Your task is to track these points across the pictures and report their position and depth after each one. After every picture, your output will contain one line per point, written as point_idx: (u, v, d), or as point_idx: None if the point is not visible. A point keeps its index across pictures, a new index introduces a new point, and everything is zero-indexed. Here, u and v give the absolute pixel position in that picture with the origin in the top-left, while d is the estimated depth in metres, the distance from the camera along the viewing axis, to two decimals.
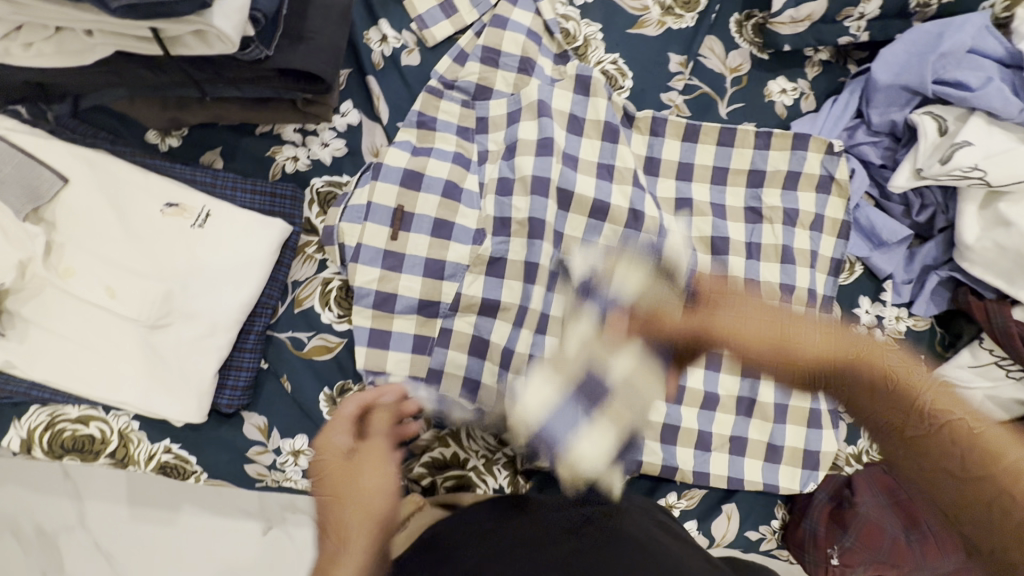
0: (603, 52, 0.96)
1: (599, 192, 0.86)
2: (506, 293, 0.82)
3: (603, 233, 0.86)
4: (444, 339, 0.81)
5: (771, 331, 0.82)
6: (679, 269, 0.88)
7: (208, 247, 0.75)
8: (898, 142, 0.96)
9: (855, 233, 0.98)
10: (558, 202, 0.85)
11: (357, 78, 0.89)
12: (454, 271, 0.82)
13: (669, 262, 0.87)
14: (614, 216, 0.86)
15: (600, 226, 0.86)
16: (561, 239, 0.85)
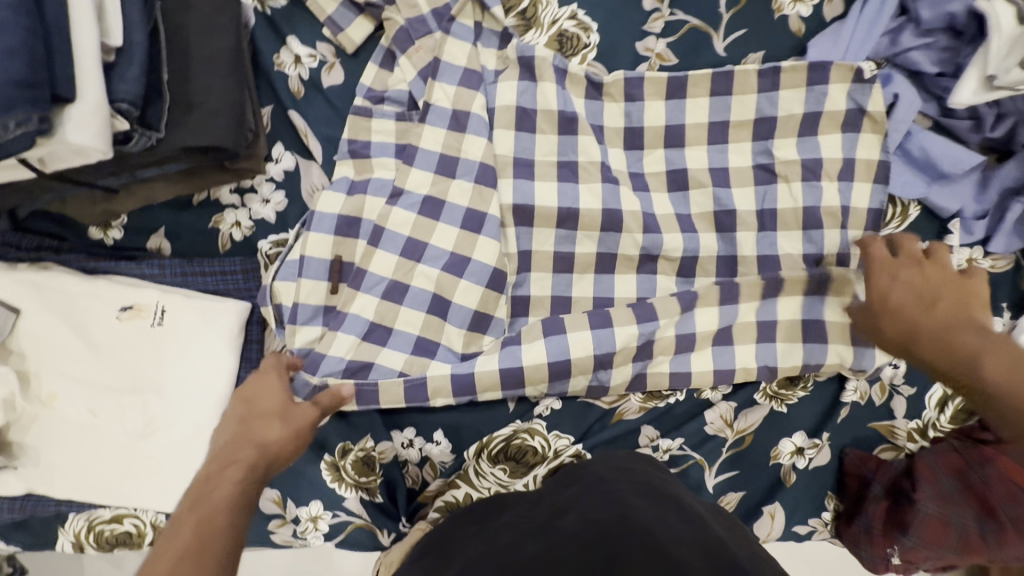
0: (557, 7, 0.78)
1: (563, 198, 0.76)
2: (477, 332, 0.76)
3: (577, 244, 0.77)
4: (419, 390, 0.74)
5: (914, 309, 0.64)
6: (668, 262, 0.78)
7: (174, 346, 0.74)
8: (958, 39, 0.74)
9: (908, 167, 0.79)
10: (516, 218, 0.75)
11: (281, 115, 0.78)
12: (423, 335, 0.75)
13: (656, 256, 0.77)
14: (587, 222, 0.76)
15: (571, 236, 0.77)
16: (529, 258, 0.76)
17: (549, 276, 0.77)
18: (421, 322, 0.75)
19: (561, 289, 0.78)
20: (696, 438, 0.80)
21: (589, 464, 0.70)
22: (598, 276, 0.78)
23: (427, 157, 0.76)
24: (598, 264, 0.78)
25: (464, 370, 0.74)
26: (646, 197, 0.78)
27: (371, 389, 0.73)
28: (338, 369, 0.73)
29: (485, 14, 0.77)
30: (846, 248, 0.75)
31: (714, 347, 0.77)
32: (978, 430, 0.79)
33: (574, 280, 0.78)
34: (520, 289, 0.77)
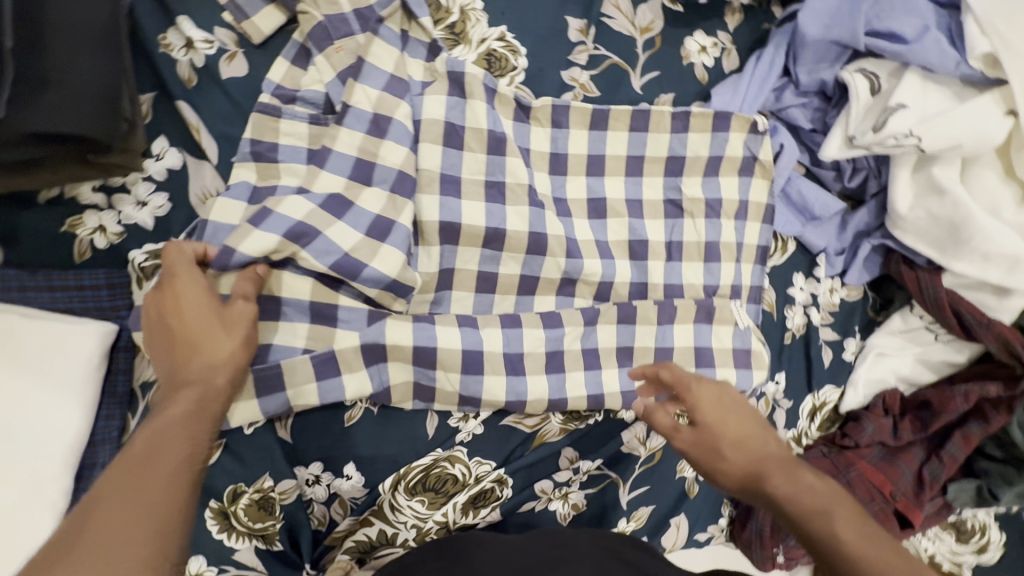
0: (486, 26, 0.77)
1: (490, 218, 0.74)
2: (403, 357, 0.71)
3: (501, 265, 0.75)
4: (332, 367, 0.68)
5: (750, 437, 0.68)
6: (588, 286, 0.79)
7: (4, 379, 0.58)
8: (828, 102, 0.86)
9: (786, 208, 0.90)
10: (441, 236, 0.72)
11: (165, 105, 0.67)
12: (316, 301, 0.68)
13: (577, 280, 0.78)
14: (513, 244, 0.75)
15: (496, 257, 0.75)
16: (451, 276, 0.74)
17: (472, 297, 0.75)
18: (310, 292, 0.67)
19: (483, 309, 0.76)
20: (612, 457, 0.82)
21: (571, 533, 0.69)
22: (520, 298, 0.77)
23: (340, 160, 0.69)
24: (521, 286, 0.77)
25: (372, 338, 0.69)
26: (569, 222, 0.79)
27: (274, 372, 0.66)
28: None
29: (412, 23, 0.74)
30: (739, 281, 0.84)
31: (619, 370, 0.78)
32: (841, 437, 0.92)
33: (496, 301, 0.76)
34: (438, 307, 0.74)
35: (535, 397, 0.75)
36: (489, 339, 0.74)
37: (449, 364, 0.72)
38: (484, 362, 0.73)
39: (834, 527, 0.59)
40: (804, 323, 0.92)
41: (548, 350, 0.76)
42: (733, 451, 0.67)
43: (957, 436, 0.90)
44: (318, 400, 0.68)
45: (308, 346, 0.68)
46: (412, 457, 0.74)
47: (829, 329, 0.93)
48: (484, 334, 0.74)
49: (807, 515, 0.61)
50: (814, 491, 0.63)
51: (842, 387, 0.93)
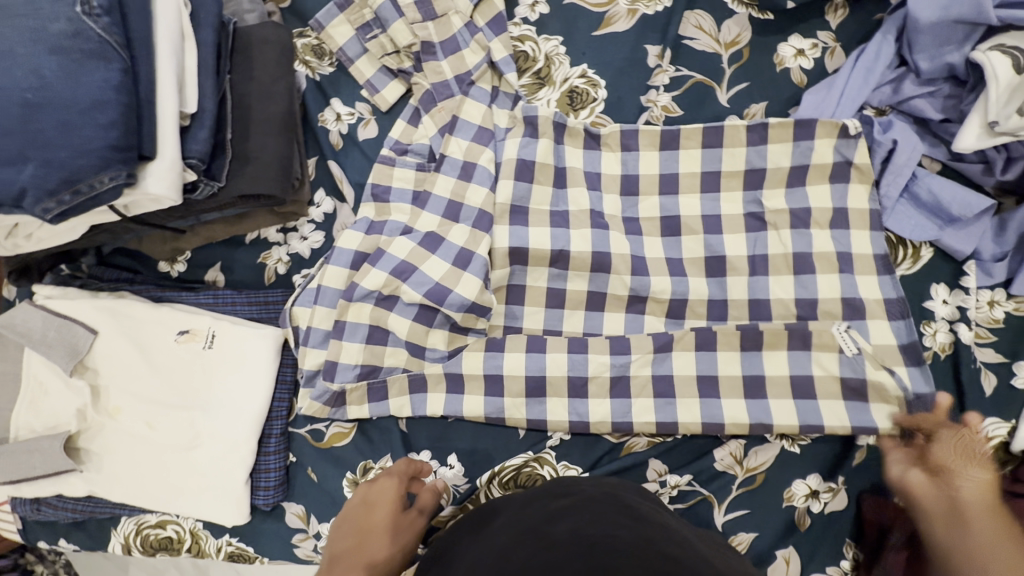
0: (569, 67, 0.86)
1: (555, 241, 0.80)
2: (511, 366, 0.81)
3: (568, 282, 0.81)
4: (456, 385, 0.82)
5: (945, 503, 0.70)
6: (656, 303, 0.81)
7: (218, 365, 0.83)
8: (962, 87, 0.76)
9: (917, 211, 0.79)
10: (511, 260, 0.80)
11: (323, 164, 0.89)
12: (411, 339, 0.80)
13: (644, 298, 0.81)
14: (577, 263, 0.80)
15: (563, 275, 0.81)
16: (522, 292, 0.82)
17: (541, 311, 0.83)
18: (407, 329, 0.79)
19: (552, 323, 0.83)
20: (703, 471, 0.80)
21: (581, 483, 0.66)
22: (588, 313, 0.82)
23: (437, 202, 0.83)
24: (589, 302, 0.82)
25: (454, 368, 0.81)
26: (638, 240, 0.82)
27: (380, 385, 0.82)
28: (352, 375, 0.81)
29: (501, 79, 0.86)
30: (851, 295, 0.77)
31: (700, 399, 0.79)
32: (1011, 482, 0.76)
33: (565, 316, 0.83)
34: (511, 320, 0.83)
35: (598, 419, 0.80)
36: (554, 364, 0.81)
37: (513, 390, 0.81)
38: (546, 387, 0.81)
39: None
40: (950, 342, 0.79)
41: (654, 372, 0.80)
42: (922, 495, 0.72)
43: None
44: (411, 412, 0.82)
45: (407, 367, 0.82)
46: (504, 452, 0.83)
47: (991, 350, 0.79)
48: (551, 358, 0.81)
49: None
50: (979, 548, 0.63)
51: (1014, 420, 0.77)
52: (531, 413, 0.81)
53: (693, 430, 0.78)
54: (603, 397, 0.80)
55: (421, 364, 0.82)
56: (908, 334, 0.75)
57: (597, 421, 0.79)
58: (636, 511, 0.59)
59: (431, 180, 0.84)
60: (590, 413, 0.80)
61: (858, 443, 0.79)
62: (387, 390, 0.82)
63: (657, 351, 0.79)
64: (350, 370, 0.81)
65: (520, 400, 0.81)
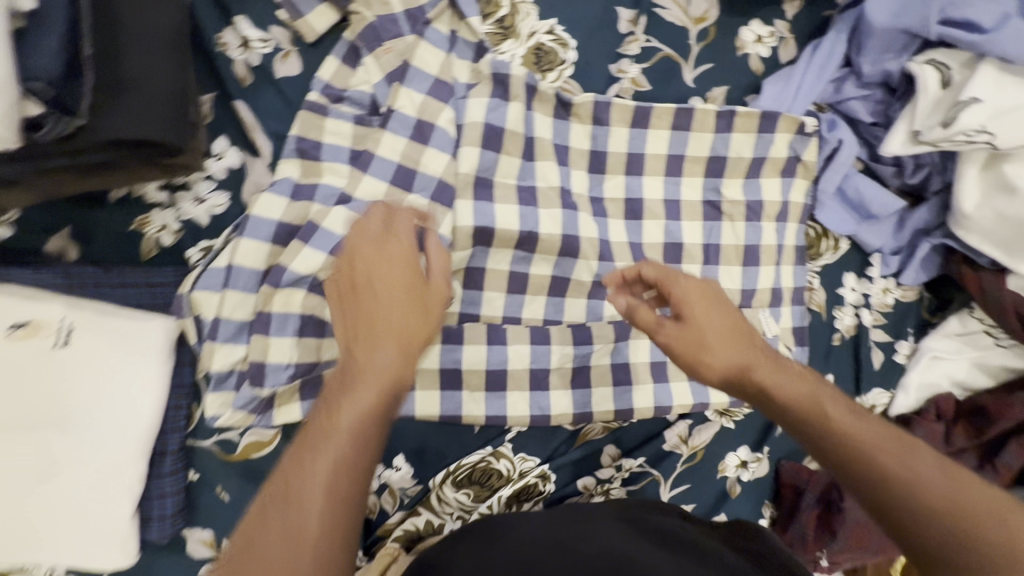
0: (536, 19, 0.76)
1: (524, 221, 0.72)
2: (469, 358, 0.74)
3: (533, 266, 0.75)
4: None
5: (718, 325, 0.59)
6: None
7: (80, 370, 0.62)
8: (891, 95, 0.82)
9: (841, 205, 0.86)
10: (474, 240, 0.70)
11: (223, 104, 0.68)
12: None
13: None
14: (545, 246, 0.74)
15: (528, 258, 0.74)
16: (483, 276, 0.74)
17: (503, 297, 0.75)
18: None
19: (514, 310, 0.76)
20: (654, 452, 0.82)
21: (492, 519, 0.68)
22: (550, 298, 0.77)
23: (383, 165, 0.69)
24: (552, 286, 0.76)
25: None
26: (603, 222, 0.78)
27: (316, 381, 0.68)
28: (283, 377, 0.66)
29: (461, 23, 0.72)
30: (779, 284, 0.84)
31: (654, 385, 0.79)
32: None
33: (527, 301, 0.76)
34: (470, 306, 0.74)
35: (560, 411, 0.76)
36: (515, 356, 0.75)
37: (472, 383, 0.74)
38: (507, 379, 0.75)
39: (892, 468, 0.51)
40: (854, 324, 0.90)
41: (613, 360, 0.78)
42: (717, 342, 0.58)
43: (1013, 446, 0.86)
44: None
45: None
46: (459, 447, 0.76)
47: (881, 330, 0.91)
48: (512, 350, 0.75)
49: (875, 488, 0.51)
50: (865, 428, 0.54)
51: (892, 390, 0.91)
52: (490, 408, 0.74)
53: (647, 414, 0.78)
54: (564, 387, 0.76)
55: None
56: (801, 316, 0.85)
57: (557, 408, 0.76)
58: (572, 517, 0.66)
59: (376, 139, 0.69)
60: (550, 405, 0.76)
61: None
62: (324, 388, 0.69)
63: (618, 339, 0.78)
64: (282, 371, 0.66)
65: (480, 394, 0.74)
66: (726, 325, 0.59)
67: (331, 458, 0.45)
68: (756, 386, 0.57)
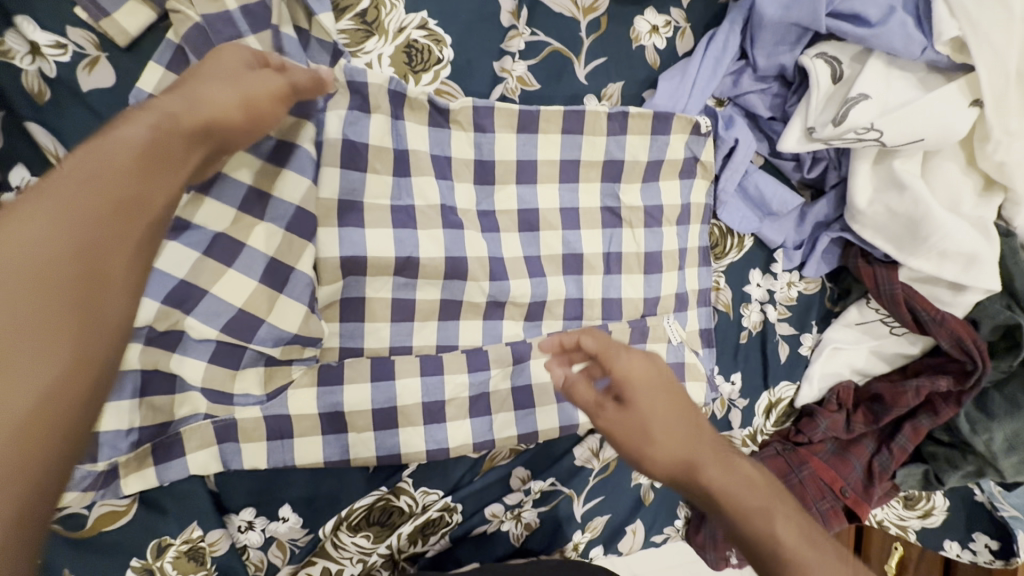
0: (404, 12, 0.67)
1: (400, 246, 0.65)
2: (352, 398, 0.67)
3: (417, 292, 0.68)
4: (282, 429, 0.65)
5: (665, 407, 0.54)
6: (516, 307, 0.74)
7: None
8: (788, 87, 0.79)
9: (743, 202, 0.84)
10: (344, 271, 0.64)
11: (16, 125, 0.56)
12: (208, 385, 0.61)
13: (503, 303, 0.73)
14: (428, 270, 0.68)
15: (410, 284, 0.68)
16: (361, 308, 0.66)
17: (387, 327, 0.68)
18: (203, 374, 0.61)
19: (401, 339, 0.69)
20: (564, 470, 0.80)
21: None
22: (442, 324, 0.71)
23: (230, 190, 0.59)
24: (443, 311, 0.70)
25: (277, 410, 0.65)
26: (495, 238, 0.72)
27: (172, 441, 0.62)
28: (128, 443, 0.60)
29: (312, 19, 0.63)
30: (683, 289, 0.81)
31: (558, 406, 0.75)
32: (795, 433, 0.92)
33: (415, 329, 0.70)
34: (349, 340, 0.67)
35: (458, 443, 0.72)
36: (405, 390, 0.69)
37: (359, 423, 0.68)
38: (398, 416, 0.69)
39: (773, 531, 0.50)
40: (761, 320, 0.89)
41: (515, 383, 0.73)
42: (660, 426, 0.53)
43: (906, 429, 0.90)
44: (220, 468, 0.63)
45: (210, 415, 0.63)
46: (352, 491, 0.70)
47: (786, 324, 0.91)
48: (401, 385, 0.69)
49: (765, 556, 0.49)
50: (753, 482, 0.53)
51: (798, 382, 0.92)
52: (381, 448, 0.69)
53: (552, 436, 0.75)
54: (462, 417, 0.72)
55: (232, 410, 0.63)
56: (707, 319, 0.83)
57: (456, 440, 0.71)
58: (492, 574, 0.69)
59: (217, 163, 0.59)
60: (448, 438, 0.71)
61: None
62: (182, 447, 0.62)
63: (517, 360, 0.74)
64: (122, 439, 0.59)
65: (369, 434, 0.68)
66: (676, 409, 0.54)
67: (63, 194, 0.38)
68: (699, 483, 0.52)
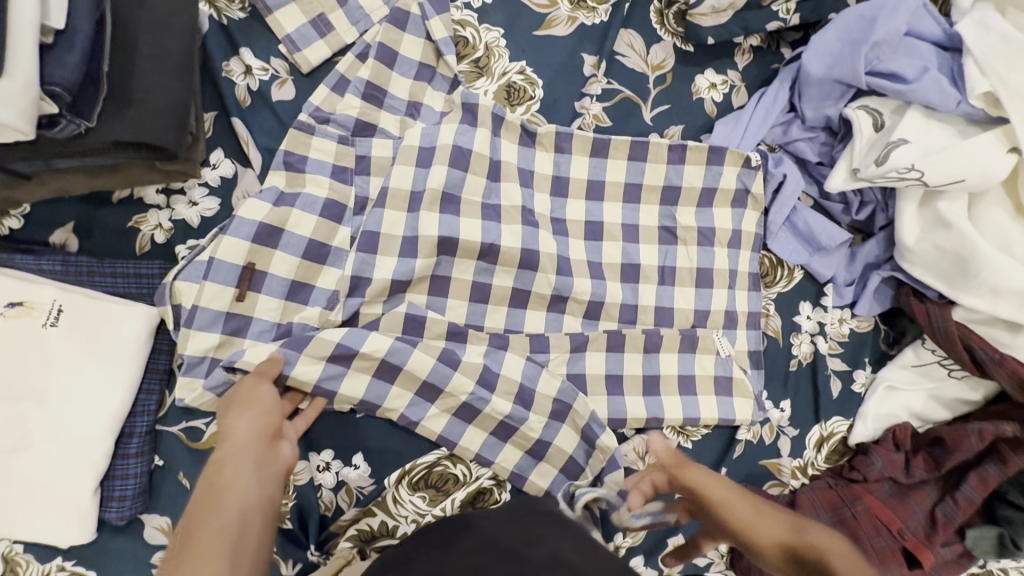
0: (508, 61, 0.85)
1: (486, 234, 0.78)
2: None
3: (495, 276, 0.80)
4: None
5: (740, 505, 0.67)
6: (577, 304, 0.83)
7: (65, 348, 0.67)
8: (834, 137, 0.90)
9: (793, 237, 0.92)
10: (439, 249, 0.77)
11: (223, 122, 0.77)
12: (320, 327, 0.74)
13: (566, 298, 0.83)
14: (506, 258, 0.79)
15: (490, 269, 0.80)
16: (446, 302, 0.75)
17: (465, 305, 0.80)
18: (318, 317, 0.74)
19: (475, 318, 0.80)
20: None
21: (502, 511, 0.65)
22: (511, 309, 0.81)
23: (366, 180, 0.79)
24: (513, 298, 0.81)
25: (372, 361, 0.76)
26: (564, 241, 0.84)
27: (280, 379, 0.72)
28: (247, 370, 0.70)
29: (440, 59, 0.82)
30: (733, 307, 0.87)
31: (608, 397, 0.83)
32: (849, 470, 0.90)
33: (489, 311, 0.81)
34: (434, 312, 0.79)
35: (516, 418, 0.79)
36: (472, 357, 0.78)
37: None
38: None
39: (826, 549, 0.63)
40: (811, 351, 0.92)
41: (570, 370, 0.82)
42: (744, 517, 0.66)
43: (972, 478, 0.87)
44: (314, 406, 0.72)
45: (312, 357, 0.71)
46: (419, 451, 0.78)
47: (837, 359, 0.92)
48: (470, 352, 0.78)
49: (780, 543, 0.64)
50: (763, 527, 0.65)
51: (852, 418, 0.92)
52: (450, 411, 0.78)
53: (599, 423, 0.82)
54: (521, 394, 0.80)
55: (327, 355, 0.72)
56: (757, 341, 0.88)
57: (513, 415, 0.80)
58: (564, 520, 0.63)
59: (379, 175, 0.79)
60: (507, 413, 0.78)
61: (738, 437, 0.88)
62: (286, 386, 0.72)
63: (574, 350, 0.82)
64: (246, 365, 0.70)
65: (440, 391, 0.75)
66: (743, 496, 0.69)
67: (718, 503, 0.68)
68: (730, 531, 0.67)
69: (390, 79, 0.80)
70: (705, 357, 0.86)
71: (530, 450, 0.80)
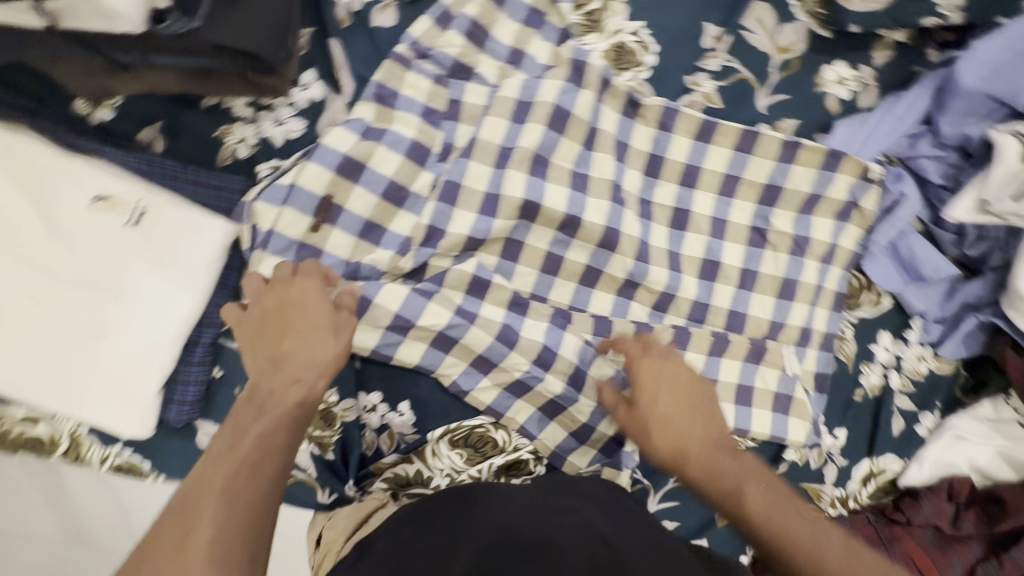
0: (624, 19, 0.78)
1: (571, 205, 0.74)
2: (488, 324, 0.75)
3: (570, 250, 0.77)
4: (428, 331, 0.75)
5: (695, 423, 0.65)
6: (649, 293, 0.79)
7: (143, 248, 0.67)
8: (966, 160, 0.81)
9: (892, 261, 0.85)
10: (519, 212, 0.74)
11: (320, 41, 0.74)
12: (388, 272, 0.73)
13: (638, 285, 0.79)
14: (585, 233, 0.75)
15: (567, 242, 0.76)
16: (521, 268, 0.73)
17: (534, 274, 0.77)
18: (388, 261, 0.73)
19: (541, 289, 0.77)
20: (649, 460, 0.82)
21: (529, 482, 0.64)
22: (579, 287, 0.78)
23: (455, 127, 0.75)
24: (584, 276, 0.78)
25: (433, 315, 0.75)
26: (647, 225, 0.79)
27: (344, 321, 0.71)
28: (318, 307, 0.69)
29: (553, 7, 0.76)
30: (811, 325, 0.82)
31: None
32: (892, 510, 0.88)
33: (556, 284, 0.78)
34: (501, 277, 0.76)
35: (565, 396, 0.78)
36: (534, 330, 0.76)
37: None
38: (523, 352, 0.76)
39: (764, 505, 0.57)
40: (880, 385, 0.86)
41: None
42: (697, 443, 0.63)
43: None
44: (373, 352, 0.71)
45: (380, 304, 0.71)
46: (464, 411, 0.77)
47: (907, 398, 0.87)
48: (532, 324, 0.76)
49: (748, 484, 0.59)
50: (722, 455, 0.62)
51: (907, 460, 0.87)
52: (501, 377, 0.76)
53: None
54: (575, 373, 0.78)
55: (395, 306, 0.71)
56: (826, 363, 0.83)
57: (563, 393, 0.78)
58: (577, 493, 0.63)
59: (469, 122, 0.75)
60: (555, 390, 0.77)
61: (784, 457, 0.84)
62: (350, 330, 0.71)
63: None
64: None
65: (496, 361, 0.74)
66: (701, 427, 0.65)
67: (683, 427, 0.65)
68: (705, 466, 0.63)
69: (496, 21, 0.75)
70: (770, 371, 0.82)
71: (574, 431, 0.78)
